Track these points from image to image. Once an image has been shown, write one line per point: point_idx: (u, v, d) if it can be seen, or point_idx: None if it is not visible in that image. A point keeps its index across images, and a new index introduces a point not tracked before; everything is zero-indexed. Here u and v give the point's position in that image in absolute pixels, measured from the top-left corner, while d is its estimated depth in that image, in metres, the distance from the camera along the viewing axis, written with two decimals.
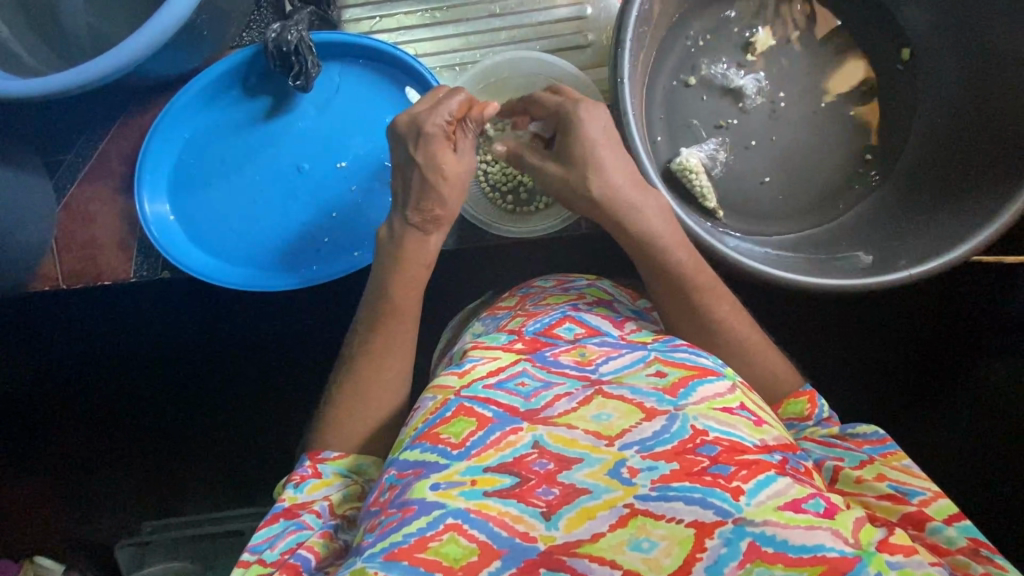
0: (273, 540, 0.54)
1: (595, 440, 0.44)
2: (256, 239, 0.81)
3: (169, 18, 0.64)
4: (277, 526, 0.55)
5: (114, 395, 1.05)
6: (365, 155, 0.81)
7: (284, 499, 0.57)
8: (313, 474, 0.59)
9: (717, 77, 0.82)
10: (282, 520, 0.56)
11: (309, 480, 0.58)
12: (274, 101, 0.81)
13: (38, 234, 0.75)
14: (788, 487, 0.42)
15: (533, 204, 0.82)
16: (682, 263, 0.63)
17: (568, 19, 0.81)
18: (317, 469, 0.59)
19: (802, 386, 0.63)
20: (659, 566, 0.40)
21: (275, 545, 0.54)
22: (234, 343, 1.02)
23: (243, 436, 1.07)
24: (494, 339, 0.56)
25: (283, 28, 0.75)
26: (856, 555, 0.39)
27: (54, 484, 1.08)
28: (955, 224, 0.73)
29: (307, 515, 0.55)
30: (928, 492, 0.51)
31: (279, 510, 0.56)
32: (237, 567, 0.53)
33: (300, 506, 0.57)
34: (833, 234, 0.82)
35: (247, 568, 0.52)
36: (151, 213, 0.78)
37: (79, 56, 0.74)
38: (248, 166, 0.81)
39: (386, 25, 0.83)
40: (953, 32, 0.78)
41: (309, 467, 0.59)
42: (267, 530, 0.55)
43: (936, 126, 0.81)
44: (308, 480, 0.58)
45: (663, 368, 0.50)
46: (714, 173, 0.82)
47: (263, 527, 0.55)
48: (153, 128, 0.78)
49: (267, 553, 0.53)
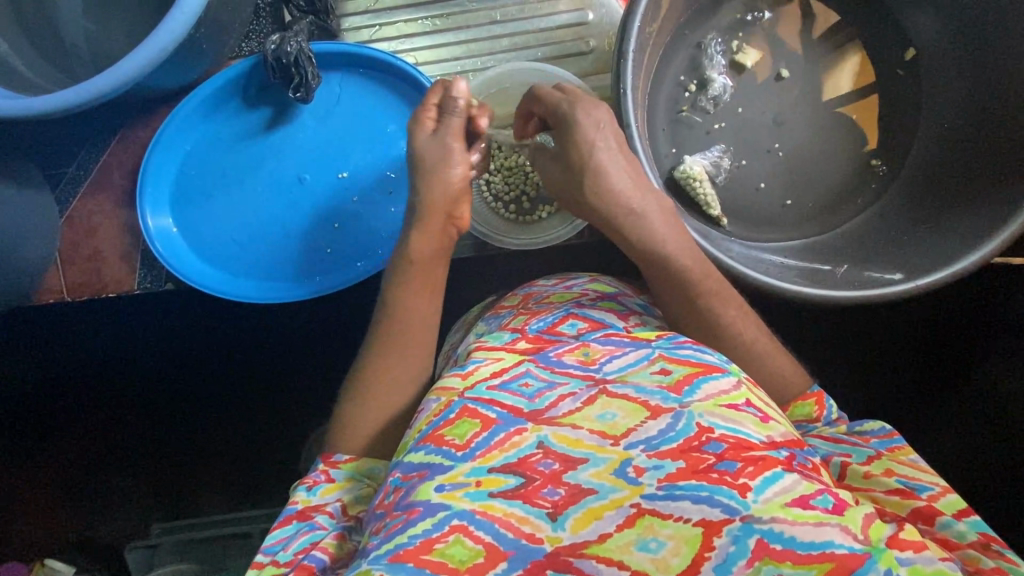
0: (286, 542, 0.54)
1: (600, 440, 0.44)
2: (259, 251, 0.81)
3: (168, 31, 0.64)
4: (291, 528, 0.55)
5: (118, 407, 1.05)
6: (366, 165, 0.81)
7: (297, 501, 0.57)
8: (326, 478, 0.58)
9: (713, 80, 0.82)
10: (296, 521, 0.55)
11: (323, 484, 0.58)
12: (274, 112, 0.81)
13: (41, 248, 0.75)
14: (795, 483, 0.41)
15: (536, 214, 0.81)
16: (692, 264, 0.62)
17: (569, 25, 0.81)
18: (329, 474, 0.59)
19: (811, 387, 0.62)
20: (667, 566, 0.39)
21: (289, 546, 0.53)
22: (238, 353, 1.02)
23: (250, 444, 1.07)
24: (497, 339, 0.56)
25: (282, 40, 0.75)
26: (865, 551, 0.38)
27: (61, 494, 1.07)
28: (963, 227, 0.73)
29: (321, 516, 0.55)
30: (936, 487, 0.50)
31: (292, 512, 0.56)
32: (250, 569, 0.53)
33: (313, 509, 0.56)
34: (835, 242, 0.82)
35: (261, 570, 0.52)
36: (155, 227, 0.78)
37: (81, 71, 0.74)
38: (250, 178, 0.81)
39: (386, 33, 0.83)
40: (956, 35, 0.78)
41: (322, 472, 0.59)
42: (281, 531, 0.55)
43: (940, 127, 0.81)
44: (321, 483, 0.58)
45: (667, 366, 0.49)
46: (717, 180, 0.82)
47: (276, 529, 0.55)
48: (154, 141, 0.78)
49: (281, 554, 0.53)
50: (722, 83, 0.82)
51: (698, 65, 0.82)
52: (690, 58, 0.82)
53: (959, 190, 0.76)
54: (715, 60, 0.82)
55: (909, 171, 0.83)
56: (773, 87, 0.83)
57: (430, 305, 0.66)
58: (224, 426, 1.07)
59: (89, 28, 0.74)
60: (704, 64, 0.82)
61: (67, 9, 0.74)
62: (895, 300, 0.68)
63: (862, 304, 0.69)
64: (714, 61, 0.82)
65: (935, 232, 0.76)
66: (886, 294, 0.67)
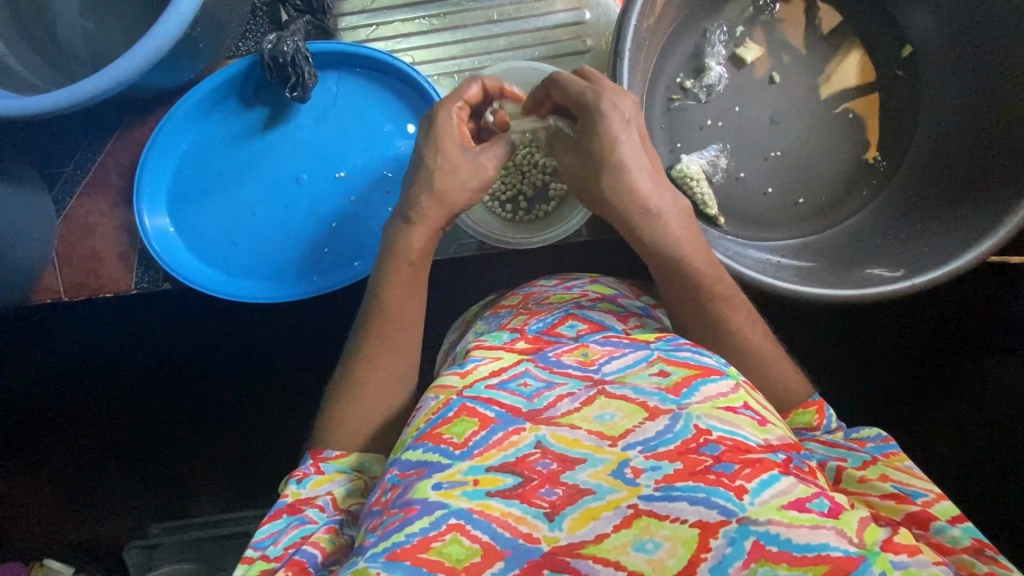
0: (276, 536, 0.53)
1: (599, 441, 0.44)
2: (256, 250, 0.81)
3: (166, 30, 0.64)
4: (280, 521, 0.55)
5: (116, 406, 1.05)
6: (364, 165, 0.81)
7: (287, 495, 0.57)
8: (316, 471, 0.59)
9: (711, 72, 0.82)
10: (285, 515, 0.55)
11: (312, 477, 0.58)
12: (272, 111, 0.81)
13: (37, 248, 0.75)
14: (792, 486, 0.42)
15: (532, 214, 0.82)
16: (693, 269, 0.62)
17: (566, 25, 0.81)
18: (319, 467, 0.59)
19: (811, 396, 0.62)
20: (664, 567, 0.39)
21: (279, 540, 0.53)
22: (238, 353, 1.02)
23: (249, 444, 1.07)
24: (496, 339, 0.56)
25: (278, 39, 0.75)
26: (860, 554, 0.39)
27: (60, 492, 1.08)
28: (960, 227, 0.73)
29: (311, 510, 0.55)
30: (930, 494, 0.50)
31: (282, 506, 0.56)
32: (240, 563, 0.53)
33: (303, 502, 0.56)
34: (832, 242, 0.82)
35: (252, 564, 0.52)
36: (152, 227, 0.78)
37: (79, 70, 0.74)
38: (247, 178, 0.81)
39: (383, 32, 0.83)
40: (955, 34, 0.78)
41: (312, 466, 0.59)
42: (271, 526, 0.54)
43: (938, 126, 0.81)
44: (310, 476, 0.58)
45: (666, 368, 0.49)
46: (715, 179, 0.82)
47: (265, 523, 0.55)
48: (151, 141, 0.78)
49: (271, 549, 0.52)
50: (720, 70, 0.82)
51: (696, 59, 0.83)
52: (695, 45, 0.83)
53: (957, 190, 0.77)
54: (716, 47, 0.82)
55: (907, 171, 0.83)
56: (772, 86, 0.83)
57: (419, 307, 0.67)
58: (223, 426, 1.07)
59: (87, 26, 0.74)
60: (706, 47, 0.83)
61: (64, 8, 0.74)
62: (893, 299, 0.68)
63: (859, 303, 0.69)
64: (715, 49, 0.82)
65: (932, 232, 0.76)
66: (883, 293, 0.67)
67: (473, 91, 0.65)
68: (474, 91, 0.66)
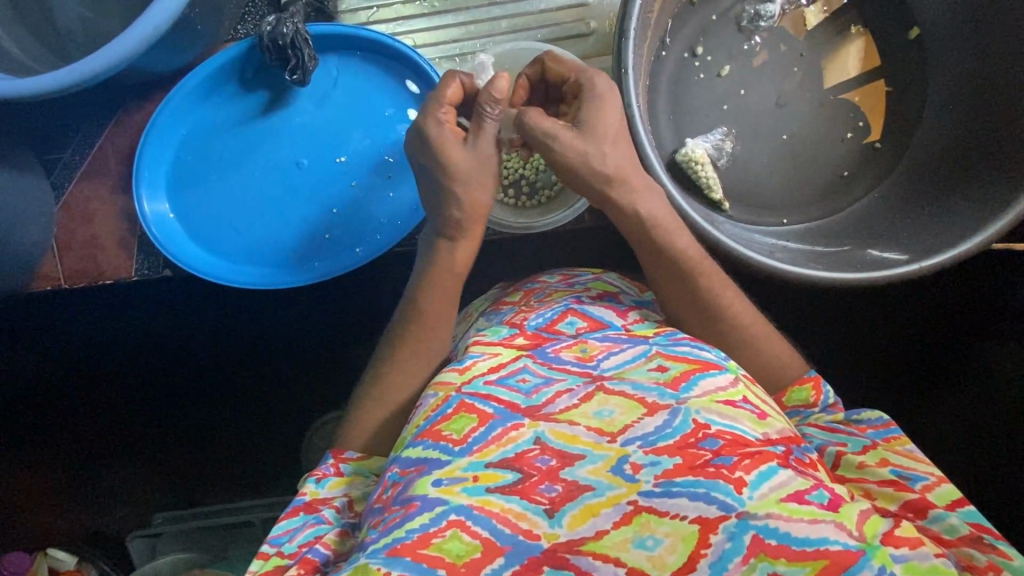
0: (292, 534, 0.54)
1: (597, 437, 0.44)
2: (256, 236, 0.80)
3: (162, 12, 0.63)
4: (297, 519, 0.55)
5: (117, 396, 1.06)
6: (363, 150, 0.80)
7: (305, 493, 0.58)
8: (334, 472, 0.59)
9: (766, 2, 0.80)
10: (302, 514, 0.56)
11: (330, 477, 0.59)
12: (272, 95, 0.80)
13: (35, 235, 0.74)
14: (791, 478, 0.42)
15: (536, 199, 0.80)
16: (697, 260, 0.61)
17: (570, 7, 0.79)
18: (338, 468, 0.60)
19: (807, 372, 0.62)
20: (664, 563, 0.39)
21: (294, 537, 0.54)
22: (241, 340, 1.02)
23: (254, 427, 1.09)
24: (495, 334, 0.55)
25: (278, 21, 0.73)
26: (860, 548, 0.39)
27: (67, 474, 1.09)
28: (972, 210, 0.71)
29: (327, 510, 0.56)
30: (930, 478, 0.51)
31: (300, 503, 0.57)
32: (254, 558, 0.54)
33: (321, 502, 0.57)
34: (839, 226, 0.81)
35: (267, 560, 0.53)
36: (150, 212, 0.77)
37: (74, 53, 0.73)
38: (246, 164, 0.80)
39: (384, 15, 0.82)
40: (964, 19, 0.76)
41: (332, 466, 0.60)
42: (286, 522, 0.55)
43: (948, 109, 0.79)
44: (329, 477, 0.59)
45: (665, 363, 0.49)
46: (719, 163, 0.81)
47: (282, 519, 0.56)
48: (148, 126, 0.77)
49: (286, 546, 0.54)
50: (778, 8, 0.81)
51: (716, 18, 0.81)
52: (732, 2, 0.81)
53: (968, 174, 0.75)
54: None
55: (913, 153, 0.81)
56: (778, 69, 0.82)
57: (447, 311, 0.65)
58: (225, 419, 1.09)
59: (83, 9, 0.73)
60: None
61: None
62: (902, 281, 0.66)
63: (867, 285, 0.67)
64: None
65: (941, 216, 0.74)
66: (893, 276, 0.66)
67: (451, 90, 0.61)
68: (453, 90, 0.61)
